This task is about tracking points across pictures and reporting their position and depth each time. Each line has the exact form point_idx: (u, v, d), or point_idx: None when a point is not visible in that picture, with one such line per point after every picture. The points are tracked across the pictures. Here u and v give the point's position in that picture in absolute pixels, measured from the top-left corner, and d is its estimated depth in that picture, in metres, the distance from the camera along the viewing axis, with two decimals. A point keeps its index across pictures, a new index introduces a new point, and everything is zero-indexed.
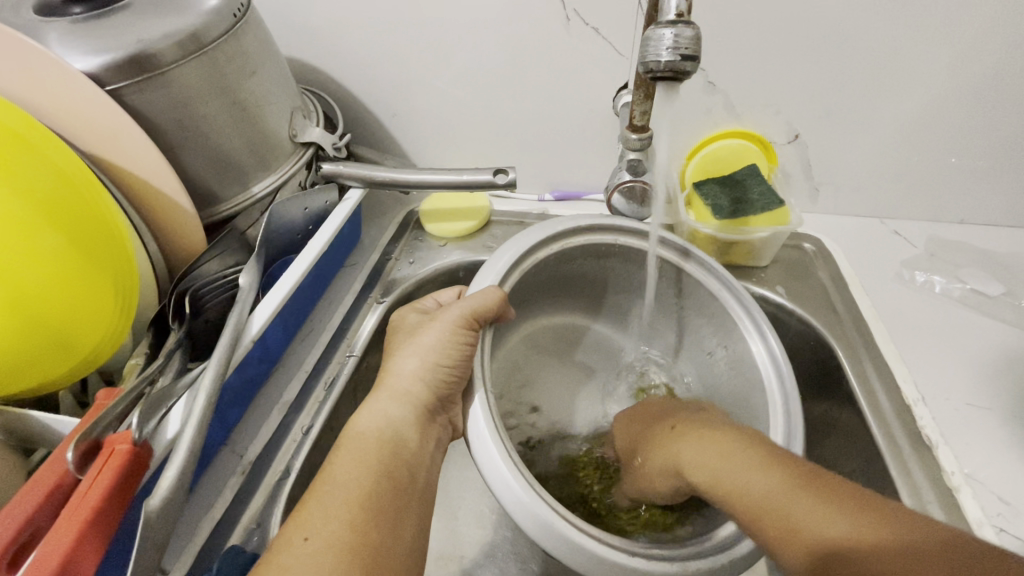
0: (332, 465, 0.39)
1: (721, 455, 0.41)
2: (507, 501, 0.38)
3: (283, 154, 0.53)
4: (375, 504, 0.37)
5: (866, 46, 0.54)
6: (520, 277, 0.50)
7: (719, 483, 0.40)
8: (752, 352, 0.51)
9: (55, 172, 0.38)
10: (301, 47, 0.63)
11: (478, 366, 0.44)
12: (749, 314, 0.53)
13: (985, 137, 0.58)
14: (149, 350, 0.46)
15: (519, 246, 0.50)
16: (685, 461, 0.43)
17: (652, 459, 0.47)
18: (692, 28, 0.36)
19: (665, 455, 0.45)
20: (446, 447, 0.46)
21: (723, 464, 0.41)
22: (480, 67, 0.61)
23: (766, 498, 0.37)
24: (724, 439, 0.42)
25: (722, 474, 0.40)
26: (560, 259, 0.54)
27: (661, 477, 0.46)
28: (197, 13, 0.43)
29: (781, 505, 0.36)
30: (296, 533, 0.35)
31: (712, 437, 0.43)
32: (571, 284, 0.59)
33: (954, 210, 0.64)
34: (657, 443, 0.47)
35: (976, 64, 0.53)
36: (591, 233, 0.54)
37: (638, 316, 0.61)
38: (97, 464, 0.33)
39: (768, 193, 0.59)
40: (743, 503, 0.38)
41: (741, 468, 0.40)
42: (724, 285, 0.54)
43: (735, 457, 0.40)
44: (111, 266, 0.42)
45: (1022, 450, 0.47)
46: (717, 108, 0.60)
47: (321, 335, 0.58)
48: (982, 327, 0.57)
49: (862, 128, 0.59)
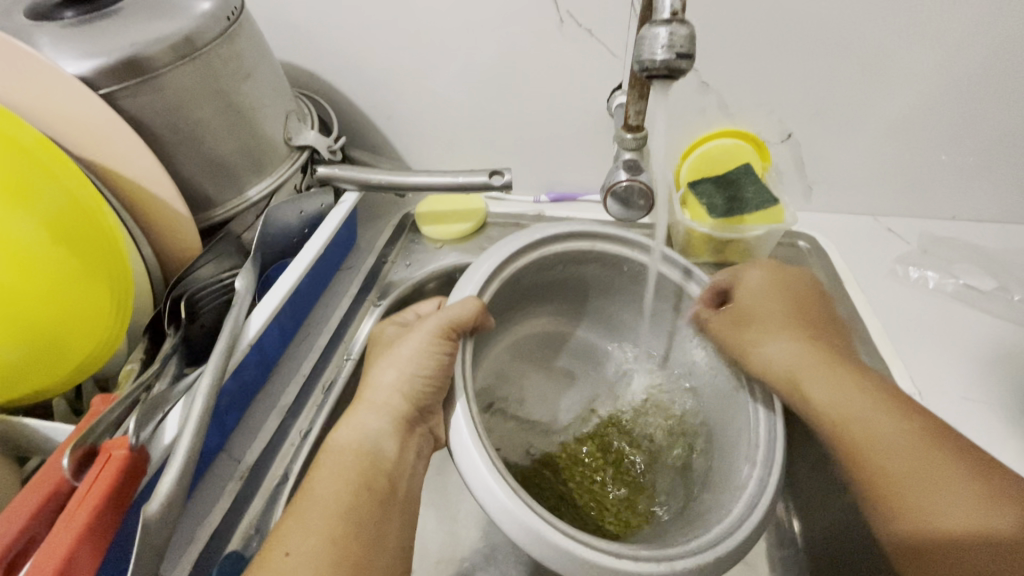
0: (316, 477, 0.39)
1: (838, 394, 0.43)
2: (493, 510, 0.38)
3: (278, 158, 0.53)
4: (358, 515, 0.37)
5: (857, 45, 0.54)
6: (500, 285, 0.50)
7: (834, 410, 0.43)
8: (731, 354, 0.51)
9: (62, 192, 0.39)
10: (295, 50, 0.63)
11: (460, 372, 0.44)
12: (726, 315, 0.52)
13: (976, 133, 0.58)
14: (143, 357, 0.45)
15: (497, 256, 0.50)
16: (804, 383, 0.45)
17: (769, 348, 0.48)
18: (687, 27, 0.37)
19: (790, 369, 0.46)
20: (428, 459, 0.45)
21: (847, 400, 0.43)
22: (475, 70, 0.61)
23: (883, 447, 0.40)
24: (845, 376, 0.44)
25: (847, 414, 0.42)
26: (539, 267, 0.54)
27: (764, 362, 0.47)
28: (190, 17, 0.43)
29: (900, 465, 0.38)
30: (277, 549, 0.34)
31: (835, 373, 0.44)
32: (556, 291, 0.60)
33: (945, 207, 0.65)
34: (776, 336, 0.48)
35: (967, 61, 0.54)
36: (569, 240, 0.54)
37: (629, 318, 0.60)
38: (92, 472, 0.33)
39: (762, 192, 0.59)
40: (855, 440, 0.41)
41: (868, 409, 0.42)
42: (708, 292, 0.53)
43: (866, 398, 0.42)
44: (107, 274, 0.42)
45: (1016, 442, 0.48)
46: (710, 108, 0.61)
47: (317, 338, 0.57)
48: (975, 322, 0.57)
49: (854, 127, 0.60)
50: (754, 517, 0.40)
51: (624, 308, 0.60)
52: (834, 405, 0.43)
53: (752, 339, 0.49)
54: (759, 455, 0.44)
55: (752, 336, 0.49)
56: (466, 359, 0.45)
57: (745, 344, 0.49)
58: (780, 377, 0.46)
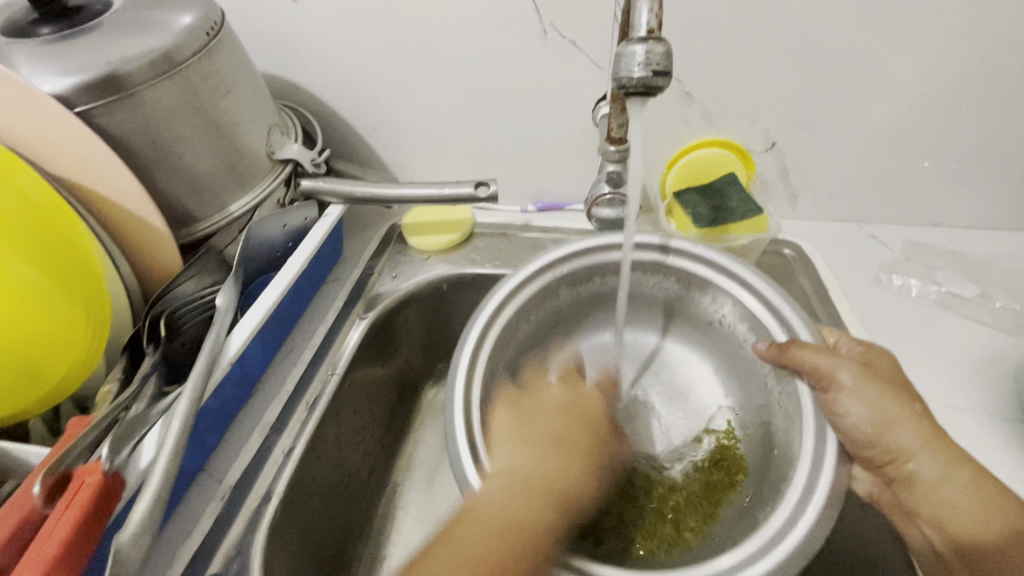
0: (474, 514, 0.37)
1: (945, 475, 0.39)
2: None
3: (261, 172, 0.52)
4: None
5: (838, 55, 0.55)
6: (519, 303, 0.50)
7: (930, 495, 0.40)
8: (747, 303, 0.49)
9: (39, 217, 0.39)
10: (279, 63, 0.63)
11: (457, 388, 0.44)
12: (718, 267, 0.50)
13: (956, 142, 0.59)
14: (122, 376, 0.44)
15: (499, 293, 0.50)
16: (910, 454, 0.40)
17: (872, 417, 0.39)
18: (663, 44, 0.37)
19: (902, 440, 0.40)
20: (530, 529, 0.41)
21: (952, 494, 0.39)
22: (460, 81, 0.61)
23: (963, 523, 0.38)
24: (957, 455, 0.39)
25: (941, 489, 0.39)
26: (569, 284, 0.53)
27: (861, 429, 0.40)
28: (169, 32, 0.43)
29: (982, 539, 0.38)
30: None
31: (953, 465, 0.39)
32: (605, 304, 0.57)
33: (928, 214, 0.66)
34: (904, 414, 0.40)
35: (943, 72, 0.54)
36: (577, 258, 0.52)
37: (705, 334, 0.55)
38: (65, 499, 0.32)
39: (747, 200, 0.60)
40: (936, 506, 0.40)
41: (978, 511, 0.38)
42: (703, 258, 0.51)
43: (976, 501, 0.38)
44: (83, 293, 0.41)
45: (997, 449, 0.48)
46: (694, 118, 0.61)
47: (301, 354, 0.56)
48: (958, 329, 0.58)
49: (836, 136, 0.60)
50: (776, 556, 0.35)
51: (692, 327, 0.55)
52: (930, 489, 0.40)
53: (873, 405, 0.40)
54: (794, 490, 0.38)
55: (875, 408, 0.40)
56: (474, 370, 0.46)
57: (853, 406, 0.40)
58: (880, 451, 0.40)
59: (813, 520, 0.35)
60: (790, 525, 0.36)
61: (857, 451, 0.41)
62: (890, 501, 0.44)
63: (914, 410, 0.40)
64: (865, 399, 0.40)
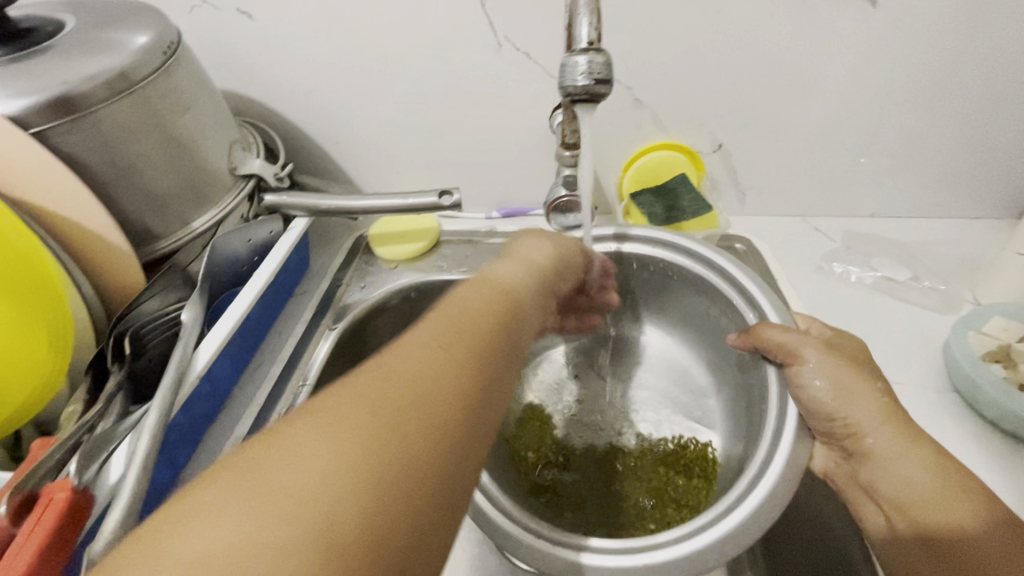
0: (395, 347, 0.29)
1: (904, 453, 0.41)
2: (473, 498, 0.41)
3: (222, 187, 0.52)
4: (475, 419, 0.28)
5: (774, 62, 0.59)
6: None
7: (888, 471, 0.42)
8: (703, 277, 0.52)
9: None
10: (241, 81, 0.64)
11: None
12: (681, 253, 0.53)
13: (883, 139, 0.64)
14: (86, 396, 0.44)
15: None
16: (867, 430, 0.42)
17: (833, 389, 0.42)
18: (603, 55, 0.39)
19: (856, 416, 0.42)
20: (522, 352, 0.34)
21: (909, 470, 0.41)
22: (420, 94, 0.63)
23: (921, 502, 0.40)
24: (914, 438, 0.42)
25: (903, 472, 0.41)
26: None
27: (821, 400, 0.42)
28: (125, 52, 0.43)
29: (940, 517, 0.40)
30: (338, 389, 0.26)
31: (913, 444, 0.41)
32: None
33: (865, 206, 0.71)
34: (865, 392, 0.42)
35: (865, 78, 0.59)
36: None
37: (689, 319, 0.59)
38: (34, 516, 0.32)
39: (698, 200, 0.66)
40: (894, 484, 0.42)
41: (939, 492, 0.40)
42: (664, 243, 0.54)
43: (933, 477, 0.40)
44: (44, 314, 0.41)
45: (931, 419, 0.52)
46: (645, 123, 0.64)
47: (270, 368, 0.56)
48: (895, 311, 0.63)
49: (776, 136, 0.65)
50: (747, 510, 0.38)
51: (675, 313, 0.60)
52: (888, 466, 0.41)
53: (833, 377, 0.42)
54: (749, 471, 0.40)
55: (837, 382, 0.42)
56: None
57: (814, 378, 0.42)
58: (839, 425, 0.43)
59: (765, 495, 0.38)
60: (738, 503, 0.38)
61: (818, 424, 0.43)
62: (844, 477, 0.45)
63: (875, 388, 0.43)
64: (828, 374, 0.42)
